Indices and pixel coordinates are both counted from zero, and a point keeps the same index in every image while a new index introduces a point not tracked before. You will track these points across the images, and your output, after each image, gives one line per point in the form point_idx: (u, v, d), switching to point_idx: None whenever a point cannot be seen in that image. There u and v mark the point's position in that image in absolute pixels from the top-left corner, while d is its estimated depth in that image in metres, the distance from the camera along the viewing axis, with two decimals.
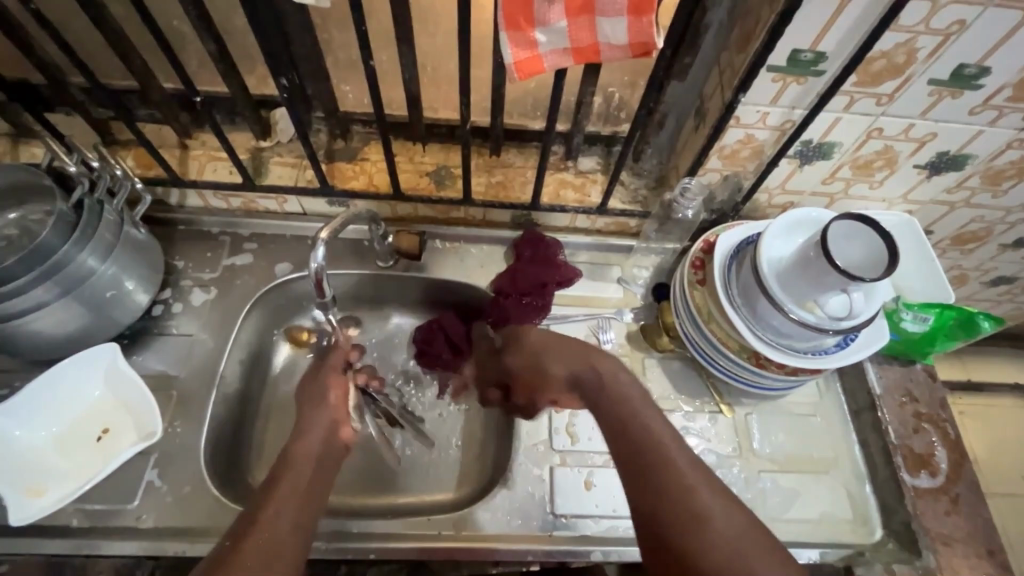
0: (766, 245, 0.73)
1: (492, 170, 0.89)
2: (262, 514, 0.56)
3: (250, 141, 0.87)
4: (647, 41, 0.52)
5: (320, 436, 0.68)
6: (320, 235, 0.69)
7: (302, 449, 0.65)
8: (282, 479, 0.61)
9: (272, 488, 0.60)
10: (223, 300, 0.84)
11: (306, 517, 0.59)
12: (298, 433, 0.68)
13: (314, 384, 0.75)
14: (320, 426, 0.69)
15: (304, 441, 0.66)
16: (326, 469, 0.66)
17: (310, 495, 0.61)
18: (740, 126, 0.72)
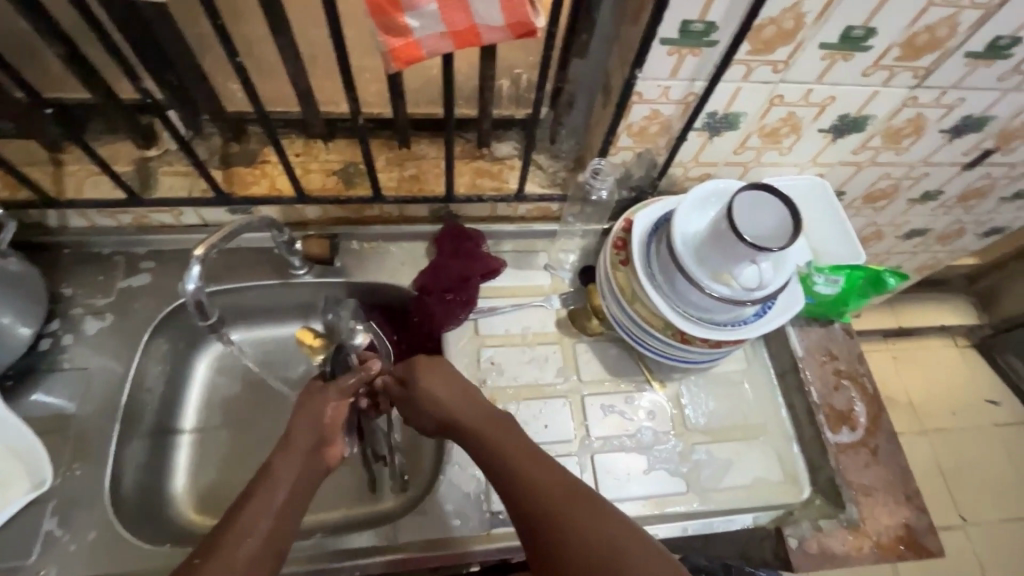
0: (679, 222, 0.72)
1: (404, 163, 0.85)
2: (228, 537, 0.53)
3: (134, 151, 0.80)
4: (525, 19, 0.50)
5: (299, 455, 0.61)
6: (196, 252, 0.62)
7: (282, 470, 0.59)
8: (252, 500, 0.56)
9: (241, 511, 0.55)
10: (119, 327, 0.77)
11: (274, 548, 0.54)
12: (283, 448, 0.62)
13: (316, 393, 0.67)
14: (310, 431, 0.64)
15: (283, 461, 0.60)
16: (306, 495, 0.60)
17: (285, 516, 0.57)
18: (644, 101, 0.70)
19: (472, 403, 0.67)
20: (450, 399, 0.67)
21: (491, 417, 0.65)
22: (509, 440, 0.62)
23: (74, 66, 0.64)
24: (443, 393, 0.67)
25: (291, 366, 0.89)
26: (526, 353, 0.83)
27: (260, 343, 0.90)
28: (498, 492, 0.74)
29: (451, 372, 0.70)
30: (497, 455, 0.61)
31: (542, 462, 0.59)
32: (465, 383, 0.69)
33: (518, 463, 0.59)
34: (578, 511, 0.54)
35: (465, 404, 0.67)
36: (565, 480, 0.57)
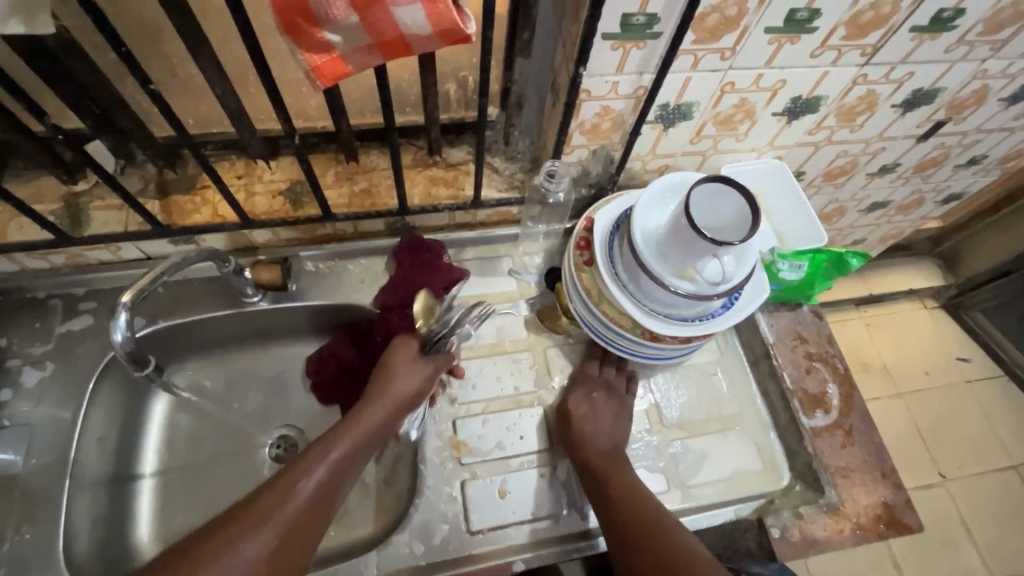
0: (639, 219, 0.70)
1: (353, 177, 0.82)
2: (283, 482, 0.61)
3: (61, 187, 0.75)
4: (453, 27, 0.47)
5: (352, 444, 0.68)
6: (123, 299, 0.59)
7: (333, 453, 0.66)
8: (310, 455, 0.65)
9: (295, 465, 0.64)
10: (62, 375, 0.73)
11: (325, 495, 0.63)
12: (367, 405, 0.71)
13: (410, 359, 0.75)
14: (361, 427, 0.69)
15: (358, 423, 0.69)
16: (359, 459, 0.68)
17: (337, 475, 0.65)
18: (593, 99, 0.68)
19: (610, 431, 0.75)
20: (608, 421, 0.75)
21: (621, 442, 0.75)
22: (620, 471, 0.71)
23: None
24: (603, 423, 0.74)
25: (255, 395, 0.86)
26: (498, 363, 0.81)
27: (220, 374, 0.86)
28: (475, 511, 0.72)
29: (611, 388, 0.78)
30: (600, 486, 0.70)
31: (609, 488, 0.69)
32: (618, 405, 0.77)
33: (611, 491, 0.69)
34: (636, 515, 0.67)
35: (618, 427, 0.76)
36: (647, 510, 0.67)
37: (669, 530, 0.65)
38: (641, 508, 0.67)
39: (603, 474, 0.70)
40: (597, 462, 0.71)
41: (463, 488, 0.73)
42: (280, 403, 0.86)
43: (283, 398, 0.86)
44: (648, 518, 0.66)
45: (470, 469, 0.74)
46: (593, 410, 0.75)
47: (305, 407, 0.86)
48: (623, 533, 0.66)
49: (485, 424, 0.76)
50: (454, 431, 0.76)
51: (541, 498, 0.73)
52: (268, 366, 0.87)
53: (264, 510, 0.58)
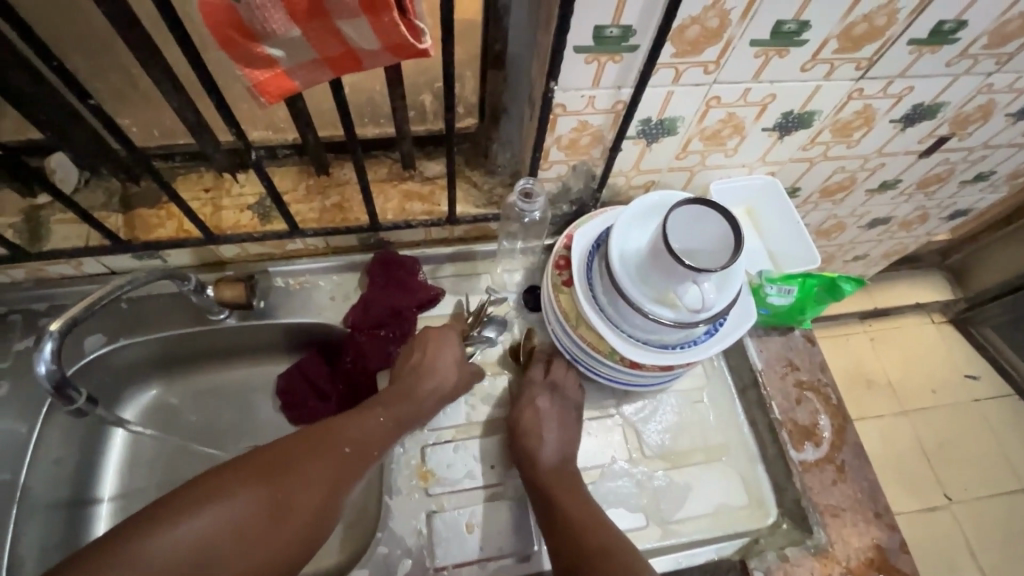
0: (617, 241, 0.67)
1: (325, 191, 0.79)
2: (317, 448, 0.59)
3: (22, 200, 0.73)
4: (404, 41, 0.43)
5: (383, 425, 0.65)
6: (50, 326, 0.53)
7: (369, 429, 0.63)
8: (351, 426, 0.62)
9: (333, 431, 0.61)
10: (16, 395, 0.70)
11: (351, 470, 0.59)
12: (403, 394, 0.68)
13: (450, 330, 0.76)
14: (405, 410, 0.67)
15: (377, 409, 0.65)
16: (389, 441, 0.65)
17: (366, 459, 0.61)
18: (569, 113, 0.64)
19: (561, 443, 0.71)
20: (555, 431, 0.71)
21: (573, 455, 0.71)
22: (565, 482, 0.67)
23: None
24: (551, 433, 0.70)
25: (222, 413, 0.83)
26: (472, 386, 0.77)
27: (188, 391, 0.83)
28: (441, 545, 0.68)
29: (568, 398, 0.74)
30: (543, 499, 0.65)
31: (552, 500, 0.65)
32: (573, 417, 0.73)
33: (553, 504, 0.64)
34: (579, 527, 0.62)
35: (571, 441, 0.72)
36: (593, 527, 0.61)
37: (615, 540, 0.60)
38: (584, 519, 0.62)
39: (543, 486, 0.66)
40: (540, 475, 0.67)
41: (429, 520, 0.69)
42: (248, 423, 0.83)
43: (251, 418, 0.83)
44: (591, 529, 0.61)
45: (437, 500, 0.70)
46: (541, 417, 0.71)
47: (274, 427, 0.83)
48: (563, 546, 0.61)
49: (455, 452, 0.73)
50: (422, 458, 0.72)
51: (512, 532, 0.70)
52: (237, 384, 0.85)
53: (289, 471, 0.56)
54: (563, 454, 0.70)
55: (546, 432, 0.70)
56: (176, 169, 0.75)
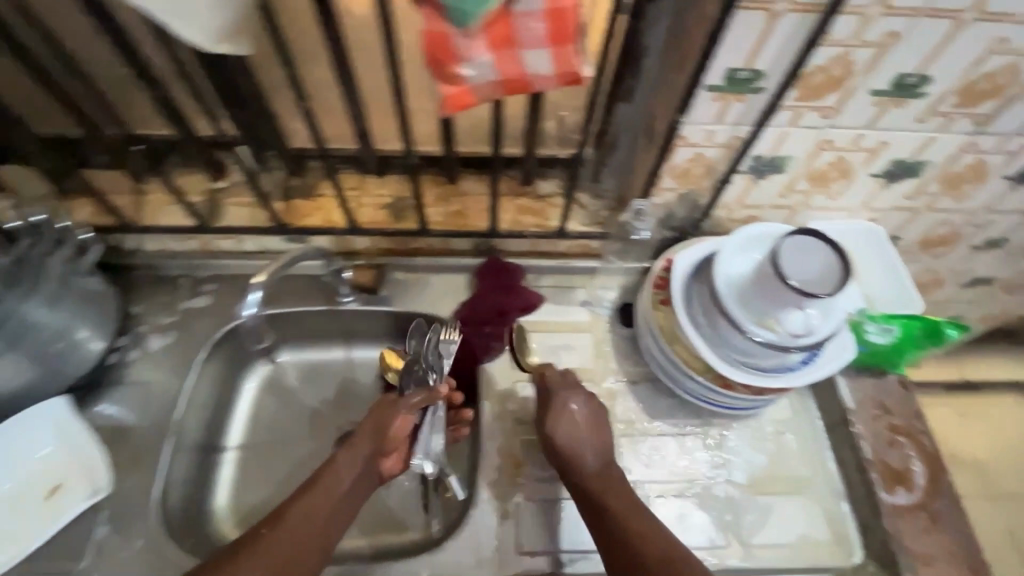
0: (721, 265, 0.71)
1: (449, 199, 0.88)
2: (288, 522, 0.60)
3: (205, 183, 0.86)
4: (573, 70, 0.52)
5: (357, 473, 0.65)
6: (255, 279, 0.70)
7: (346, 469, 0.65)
8: (319, 488, 0.63)
9: (301, 504, 0.62)
10: (180, 344, 0.82)
11: (329, 529, 0.61)
12: (350, 448, 0.66)
13: (387, 404, 0.68)
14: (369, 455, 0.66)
15: (336, 474, 0.64)
16: (360, 492, 0.65)
17: (338, 512, 0.63)
18: (688, 144, 0.71)
19: (597, 447, 0.67)
20: (586, 440, 0.66)
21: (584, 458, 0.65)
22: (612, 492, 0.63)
23: (163, 106, 0.70)
24: (590, 439, 0.67)
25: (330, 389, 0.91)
26: None
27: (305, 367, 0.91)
28: (529, 532, 0.73)
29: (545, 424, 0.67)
30: (592, 508, 0.63)
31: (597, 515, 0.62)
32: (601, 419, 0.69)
33: (603, 514, 0.62)
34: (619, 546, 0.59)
35: (591, 440, 0.67)
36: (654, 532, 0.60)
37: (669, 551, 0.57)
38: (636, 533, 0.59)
39: (592, 501, 0.63)
40: (585, 495, 0.64)
41: (518, 507, 0.74)
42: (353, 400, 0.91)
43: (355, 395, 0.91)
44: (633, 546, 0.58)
45: (525, 489, 0.75)
46: (574, 430, 0.67)
47: None
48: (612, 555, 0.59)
49: (542, 447, 0.78)
50: (514, 448, 0.78)
51: None
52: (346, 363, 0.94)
53: (284, 551, 0.58)
54: (604, 458, 0.66)
55: (575, 437, 0.66)
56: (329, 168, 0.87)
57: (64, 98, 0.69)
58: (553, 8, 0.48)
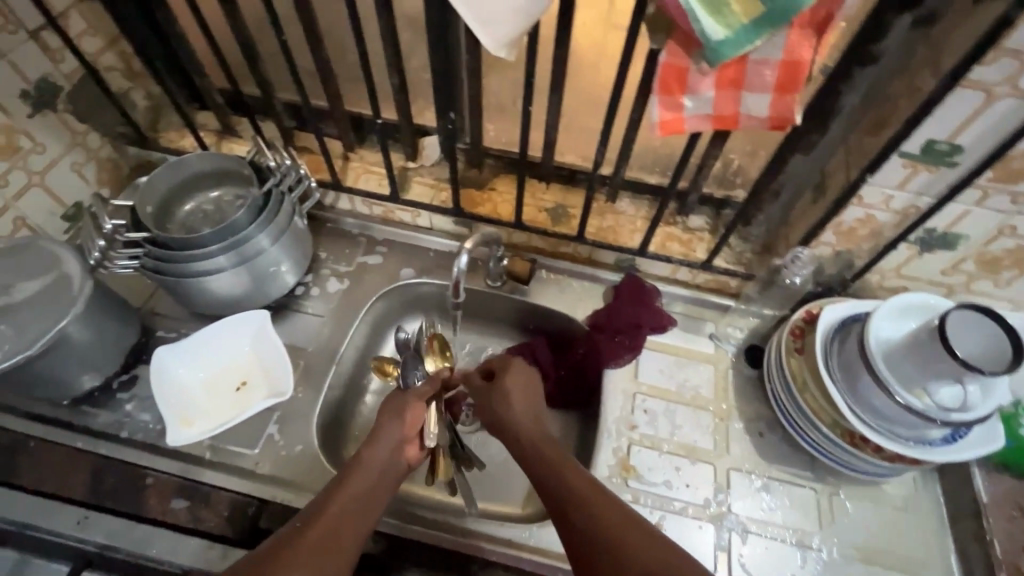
0: (874, 325, 0.73)
1: (604, 214, 0.96)
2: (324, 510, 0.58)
3: (400, 160, 0.99)
4: (787, 116, 0.58)
5: (383, 457, 0.65)
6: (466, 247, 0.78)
7: (369, 458, 0.64)
8: (352, 480, 0.62)
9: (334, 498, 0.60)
10: (352, 292, 0.95)
11: (365, 519, 0.60)
12: (374, 442, 0.66)
13: (400, 393, 0.72)
14: (391, 441, 0.67)
15: (365, 466, 0.64)
16: (388, 482, 0.65)
17: (369, 506, 0.61)
18: (862, 205, 0.74)
19: (530, 414, 0.72)
20: (518, 403, 0.73)
21: (524, 420, 0.71)
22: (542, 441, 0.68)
23: (400, 91, 0.84)
24: (515, 402, 0.73)
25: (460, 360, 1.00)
26: (683, 412, 0.86)
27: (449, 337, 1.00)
28: None
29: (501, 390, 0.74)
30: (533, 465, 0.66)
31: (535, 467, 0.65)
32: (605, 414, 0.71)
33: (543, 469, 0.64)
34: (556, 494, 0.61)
35: (528, 409, 0.73)
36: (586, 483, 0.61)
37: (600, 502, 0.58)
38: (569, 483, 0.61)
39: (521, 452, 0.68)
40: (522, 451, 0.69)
41: None
42: None
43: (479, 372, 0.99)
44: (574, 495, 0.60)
45: (633, 492, 0.79)
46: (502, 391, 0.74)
47: None
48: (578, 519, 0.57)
49: (652, 458, 0.81)
50: (626, 453, 0.82)
51: (694, 550, 0.75)
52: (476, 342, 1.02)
53: (324, 540, 0.55)
54: (528, 417, 0.72)
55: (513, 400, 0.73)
56: (505, 167, 0.98)
57: (325, 72, 0.85)
58: (787, 60, 0.53)
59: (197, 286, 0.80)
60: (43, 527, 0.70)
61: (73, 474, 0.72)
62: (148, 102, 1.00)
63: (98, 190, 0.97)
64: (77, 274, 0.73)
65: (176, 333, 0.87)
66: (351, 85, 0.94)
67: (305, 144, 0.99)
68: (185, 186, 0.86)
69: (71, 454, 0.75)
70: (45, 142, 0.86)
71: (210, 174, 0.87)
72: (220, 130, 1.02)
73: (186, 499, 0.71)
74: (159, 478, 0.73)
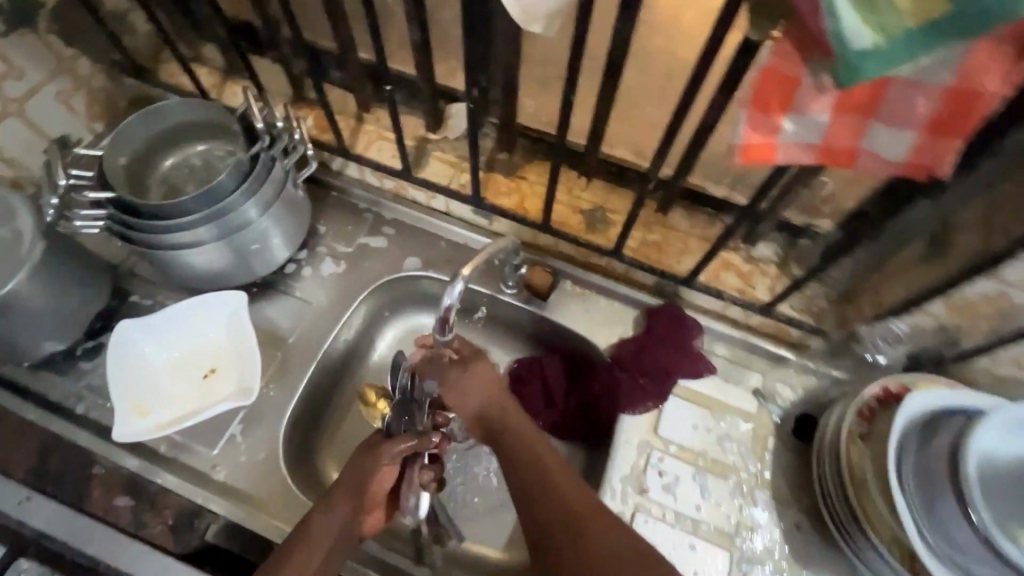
0: (976, 438, 0.56)
1: (651, 226, 0.80)
2: None
3: (420, 129, 0.84)
4: (932, 165, 0.41)
5: (338, 522, 0.56)
6: (462, 270, 0.60)
7: (318, 532, 0.55)
8: (289, 565, 0.53)
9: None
10: (347, 278, 0.83)
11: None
12: (333, 504, 0.57)
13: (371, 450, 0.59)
14: (345, 506, 0.57)
15: (316, 537, 0.55)
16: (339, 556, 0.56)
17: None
18: (997, 279, 0.55)
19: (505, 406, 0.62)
20: (485, 395, 0.62)
21: (501, 410, 0.61)
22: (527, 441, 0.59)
23: (421, 49, 0.68)
24: (481, 394, 0.62)
25: None
26: (710, 481, 0.72)
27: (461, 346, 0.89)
28: None
29: (464, 380, 0.62)
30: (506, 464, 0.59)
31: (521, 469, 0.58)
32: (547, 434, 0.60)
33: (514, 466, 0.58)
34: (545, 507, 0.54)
35: (500, 397, 0.62)
36: (558, 483, 0.55)
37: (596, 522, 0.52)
38: (562, 494, 0.54)
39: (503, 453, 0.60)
40: (502, 449, 0.60)
41: None
42: None
43: None
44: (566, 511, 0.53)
45: None
46: (466, 383, 0.62)
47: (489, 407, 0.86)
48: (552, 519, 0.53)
49: (659, 532, 0.70)
50: (628, 521, 0.70)
51: None
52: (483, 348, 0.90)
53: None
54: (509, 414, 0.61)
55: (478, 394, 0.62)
56: (541, 153, 0.82)
57: (334, 15, 0.69)
58: (959, 88, 0.36)
59: (171, 257, 0.70)
60: None
61: (19, 447, 0.68)
62: (147, 27, 0.87)
63: (88, 124, 0.87)
64: (29, 232, 0.65)
65: (150, 302, 0.78)
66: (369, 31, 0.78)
67: (314, 96, 0.86)
68: (170, 137, 0.76)
69: (23, 426, 0.69)
70: (22, 67, 0.76)
71: (198, 126, 0.75)
72: (224, 69, 0.89)
73: (131, 498, 0.67)
74: (107, 468, 0.68)
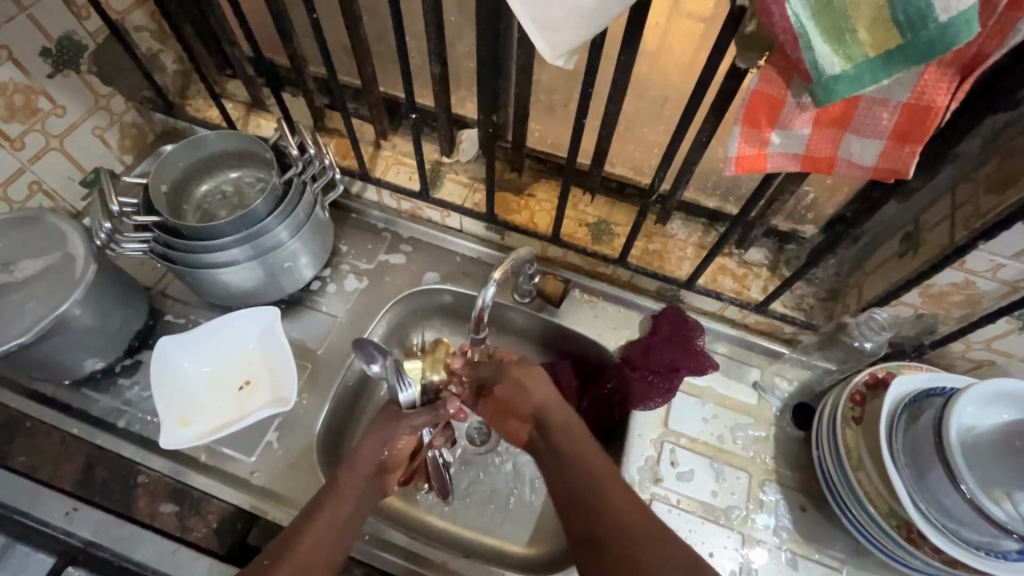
0: (956, 410, 0.62)
1: (651, 236, 0.86)
2: (303, 539, 0.59)
3: (435, 154, 0.91)
4: (899, 168, 0.48)
5: (362, 477, 0.65)
6: (493, 274, 0.69)
7: (347, 486, 0.64)
8: (329, 510, 0.61)
9: (317, 524, 0.60)
10: (370, 292, 0.89)
11: (341, 547, 0.60)
12: (354, 466, 0.65)
13: (390, 422, 0.69)
14: (372, 453, 0.67)
15: (346, 488, 0.64)
16: (367, 504, 0.65)
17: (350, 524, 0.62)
18: (963, 270, 0.62)
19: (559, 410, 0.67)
20: (539, 394, 0.68)
21: (552, 408, 0.67)
22: (583, 447, 0.63)
23: (440, 81, 0.75)
24: (536, 393, 0.68)
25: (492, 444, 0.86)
26: (717, 468, 0.78)
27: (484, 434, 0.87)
28: None
29: (521, 380, 0.69)
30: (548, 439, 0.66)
31: (582, 512, 0.59)
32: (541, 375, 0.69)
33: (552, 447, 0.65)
34: (579, 484, 0.61)
35: (550, 388, 0.69)
36: (597, 465, 0.62)
37: (651, 534, 0.55)
38: (595, 469, 0.61)
39: (551, 444, 0.65)
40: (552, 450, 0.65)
41: None
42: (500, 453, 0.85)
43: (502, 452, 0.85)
44: (595, 489, 0.60)
45: None
46: (523, 379, 0.69)
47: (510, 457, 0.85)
48: (593, 525, 0.58)
49: (675, 518, 0.75)
50: None
51: None
52: None
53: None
54: (552, 401, 0.68)
55: (527, 390, 0.68)
56: (548, 173, 0.89)
57: (359, 52, 0.76)
58: (914, 103, 0.44)
59: (208, 277, 0.75)
60: (32, 515, 0.69)
61: (64, 462, 0.72)
62: (177, 65, 0.93)
63: (120, 156, 0.93)
64: (82, 255, 0.69)
65: (184, 319, 0.83)
66: (389, 65, 0.85)
67: (335, 125, 0.92)
68: (204, 165, 0.81)
69: (68, 440, 0.73)
70: (66, 105, 0.81)
71: (230, 154, 0.81)
72: (250, 102, 0.95)
73: (176, 504, 0.70)
74: (151, 476, 0.72)
